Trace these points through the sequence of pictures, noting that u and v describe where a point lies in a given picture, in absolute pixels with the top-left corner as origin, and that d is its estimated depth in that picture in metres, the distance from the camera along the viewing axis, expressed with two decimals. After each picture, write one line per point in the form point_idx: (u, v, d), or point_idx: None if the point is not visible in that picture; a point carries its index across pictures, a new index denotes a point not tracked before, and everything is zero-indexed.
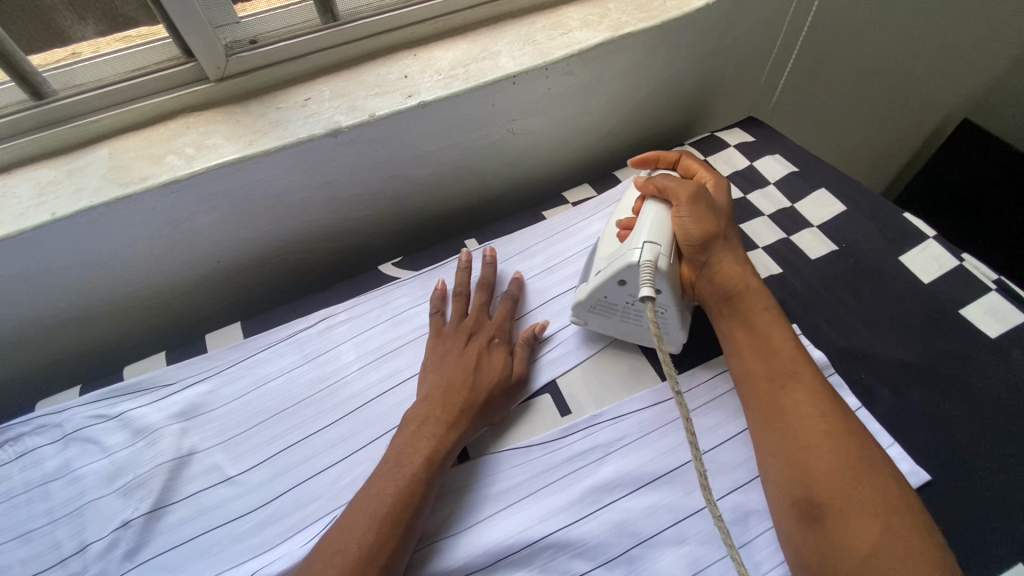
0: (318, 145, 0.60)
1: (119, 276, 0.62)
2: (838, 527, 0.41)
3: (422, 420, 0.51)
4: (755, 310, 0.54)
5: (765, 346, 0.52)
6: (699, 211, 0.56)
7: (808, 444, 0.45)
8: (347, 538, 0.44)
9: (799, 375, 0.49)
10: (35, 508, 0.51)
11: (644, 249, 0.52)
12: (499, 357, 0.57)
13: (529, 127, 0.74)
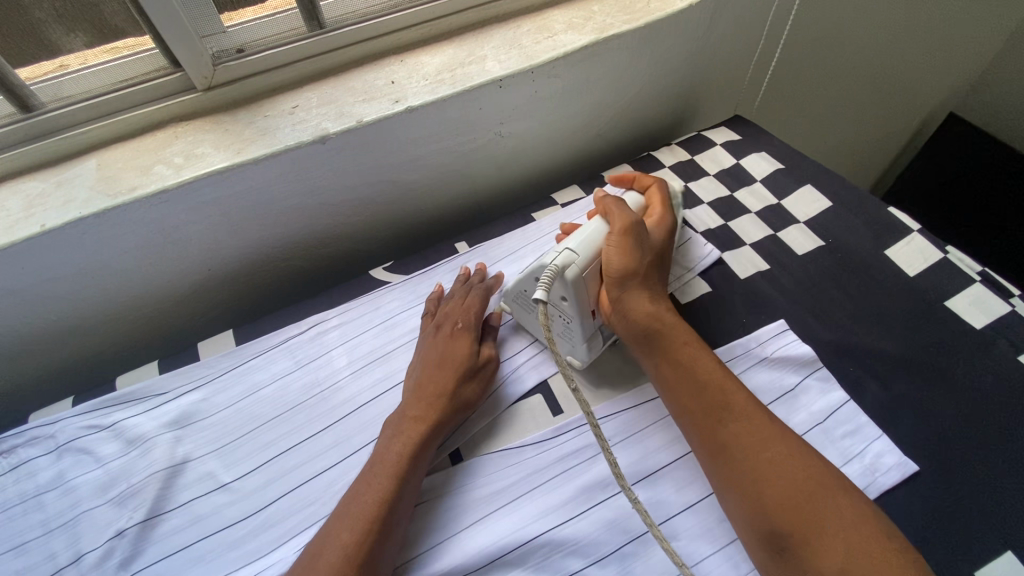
0: (306, 152, 0.61)
1: (110, 286, 0.62)
2: (807, 554, 0.41)
3: (397, 423, 0.52)
4: (682, 345, 0.53)
5: (693, 378, 0.51)
6: (633, 245, 0.55)
7: (754, 476, 0.45)
8: (319, 553, 0.44)
9: (731, 407, 0.49)
10: (29, 520, 0.52)
11: (560, 253, 0.53)
12: (469, 344, 0.57)
13: (516, 130, 0.74)
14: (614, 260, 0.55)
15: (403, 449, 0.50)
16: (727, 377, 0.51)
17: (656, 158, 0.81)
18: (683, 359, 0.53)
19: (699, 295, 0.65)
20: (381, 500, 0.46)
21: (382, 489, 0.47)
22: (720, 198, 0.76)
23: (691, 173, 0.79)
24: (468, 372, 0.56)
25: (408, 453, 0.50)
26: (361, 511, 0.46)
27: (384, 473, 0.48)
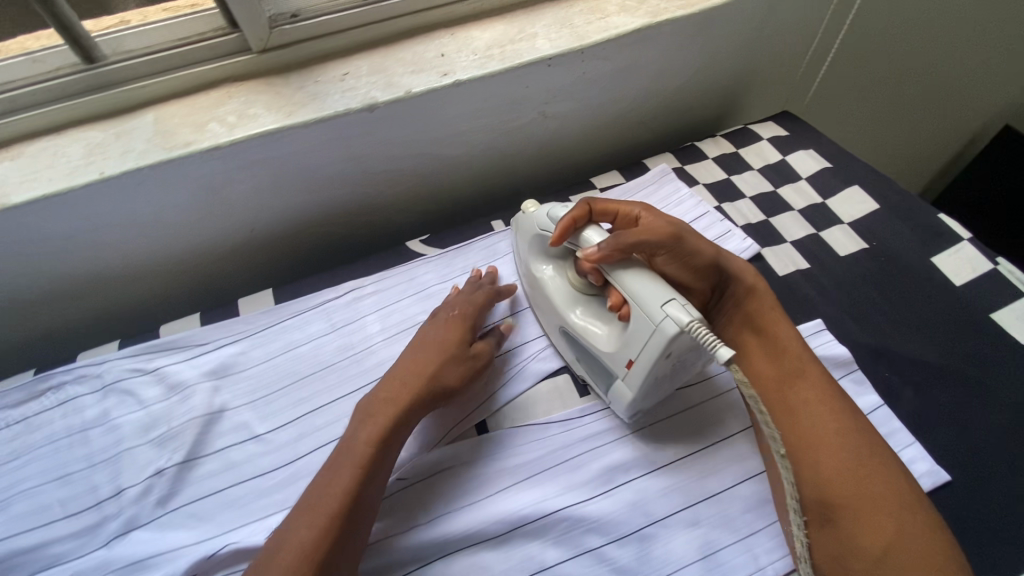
0: (354, 119, 0.62)
1: (158, 238, 0.64)
2: (851, 531, 0.44)
3: (367, 412, 0.49)
4: (765, 312, 0.56)
5: (774, 348, 0.55)
6: (693, 236, 0.55)
7: (820, 444, 0.47)
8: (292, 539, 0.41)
9: (806, 376, 0.52)
10: (74, 452, 0.54)
11: (671, 315, 0.43)
12: (462, 333, 0.56)
13: (560, 111, 0.74)
14: (691, 256, 0.54)
15: (380, 422, 0.48)
16: (804, 348, 0.54)
17: (699, 149, 0.80)
18: (765, 325, 0.56)
19: None
20: (362, 463, 0.45)
21: (363, 453, 0.45)
22: (763, 193, 0.74)
23: (734, 167, 0.77)
24: (460, 360, 0.54)
25: (387, 427, 0.47)
26: (342, 474, 0.44)
27: (350, 462, 0.45)
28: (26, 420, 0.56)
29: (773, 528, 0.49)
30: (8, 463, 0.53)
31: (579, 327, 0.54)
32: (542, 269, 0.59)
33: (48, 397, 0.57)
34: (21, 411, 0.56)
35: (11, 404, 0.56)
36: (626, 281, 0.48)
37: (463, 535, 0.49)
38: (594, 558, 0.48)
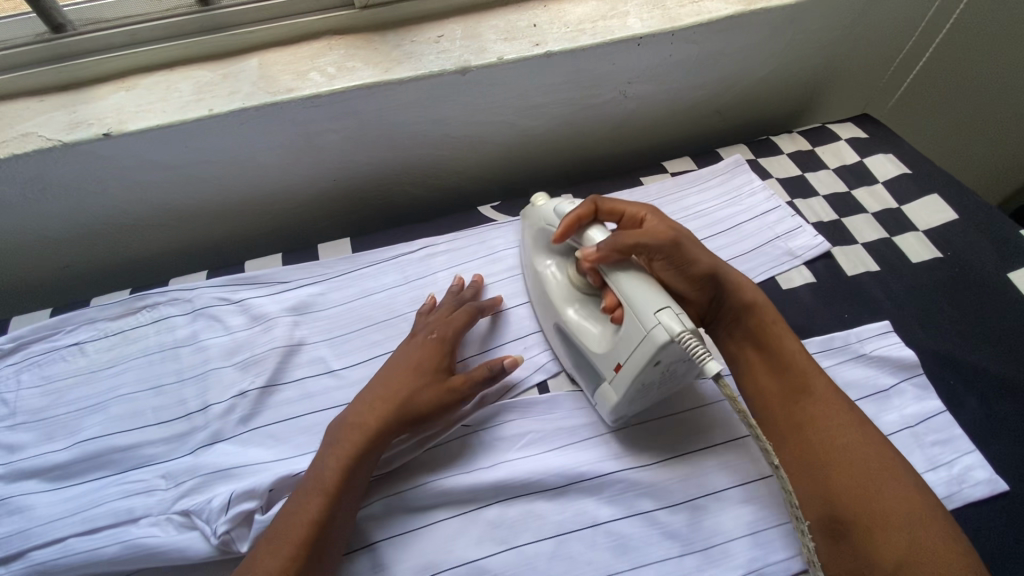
0: (446, 81, 0.64)
1: (250, 178, 0.67)
2: (865, 543, 0.43)
3: (336, 438, 0.48)
4: (767, 326, 0.55)
5: (776, 363, 0.53)
6: (693, 243, 0.54)
7: (826, 458, 0.47)
8: (278, 544, 0.43)
9: (812, 389, 0.51)
10: (165, 367, 0.58)
11: (663, 323, 0.43)
12: (434, 351, 0.54)
13: (641, 92, 0.75)
14: (688, 262, 0.53)
15: (357, 435, 0.48)
16: (809, 361, 0.53)
17: (774, 143, 0.80)
18: (766, 341, 0.54)
19: (800, 284, 0.65)
20: (346, 462, 0.46)
21: (347, 449, 0.47)
22: (837, 193, 0.74)
23: (809, 165, 0.77)
24: (431, 377, 0.52)
25: (359, 439, 0.48)
26: (330, 467, 0.46)
27: (319, 489, 0.45)
28: (123, 333, 0.60)
29: None
30: (106, 369, 0.58)
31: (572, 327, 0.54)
32: (545, 262, 0.59)
33: (143, 314, 0.61)
34: (119, 324, 0.61)
35: (110, 317, 0.61)
36: (623, 283, 0.47)
37: (525, 484, 0.51)
38: (647, 520, 0.50)
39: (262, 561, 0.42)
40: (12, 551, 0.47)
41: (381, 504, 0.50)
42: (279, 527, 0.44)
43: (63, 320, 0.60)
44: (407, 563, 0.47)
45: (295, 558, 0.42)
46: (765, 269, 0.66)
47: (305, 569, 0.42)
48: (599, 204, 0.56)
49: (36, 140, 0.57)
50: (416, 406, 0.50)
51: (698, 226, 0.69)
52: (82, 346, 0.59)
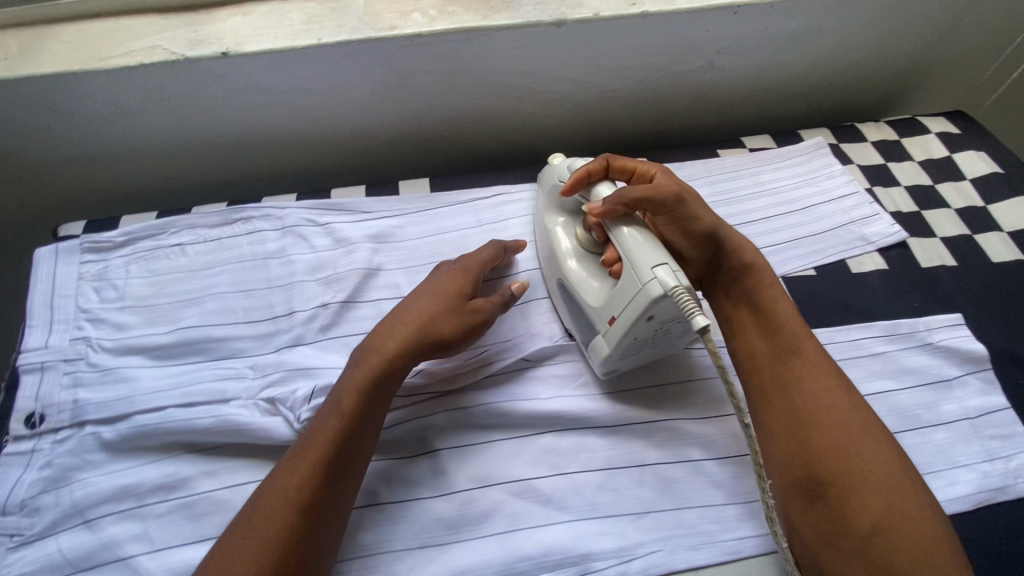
0: (541, 32, 0.65)
1: (343, 111, 0.71)
2: (842, 507, 0.43)
3: (356, 367, 0.49)
4: (764, 288, 0.55)
5: (770, 324, 0.54)
6: (698, 201, 0.55)
7: (810, 420, 0.47)
8: (294, 469, 0.44)
9: (801, 352, 0.51)
10: (256, 274, 0.63)
11: (658, 277, 0.44)
12: (461, 280, 0.54)
13: (728, 64, 0.74)
14: (692, 218, 0.54)
15: (374, 360, 0.49)
16: (800, 325, 0.53)
17: (858, 131, 0.78)
18: (763, 302, 0.55)
19: (871, 270, 0.65)
20: (358, 390, 0.48)
21: (361, 375, 0.48)
22: (919, 185, 0.72)
23: (893, 155, 0.76)
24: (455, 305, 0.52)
25: (385, 362, 0.49)
26: (342, 396, 0.47)
27: (337, 415, 0.47)
28: (220, 240, 0.65)
29: None
30: (204, 270, 0.63)
31: (574, 281, 0.55)
32: (554, 219, 0.59)
33: (238, 226, 0.66)
34: (217, 232, 0.66)
35: (209, 224, 0.66)
36: (627, 237, 0.48)
37: (579, 420, 0.54)
38: (693, 468, 0.52)
39: (282, 480, 0.44)
40: (119, 412, 0.52)
41: (444, 419, 0.54)
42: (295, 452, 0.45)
43: (169, 223, 0.66)
44: (465, 473, 0.51)
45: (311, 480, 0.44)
46: (836, 251, 0.66)
47: (320, 494, 0.44)
48: (611, 161, 0.56)
49: (162, 52, 0.62)
50: (437, 332, 0.51)
51: (772, 202, 0.70)
52: (184, 248, 0.65)
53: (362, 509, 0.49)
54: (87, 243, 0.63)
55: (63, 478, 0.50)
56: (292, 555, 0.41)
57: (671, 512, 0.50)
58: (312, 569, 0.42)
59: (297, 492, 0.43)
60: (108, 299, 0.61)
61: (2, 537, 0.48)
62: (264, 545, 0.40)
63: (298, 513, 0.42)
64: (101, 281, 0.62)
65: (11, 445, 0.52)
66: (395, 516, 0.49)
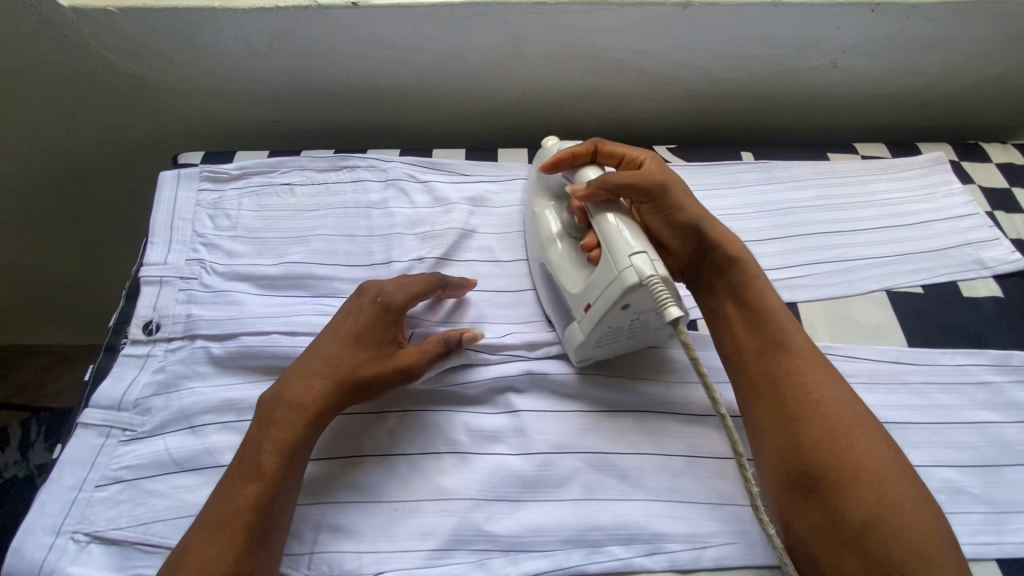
0: (666, 12, 0.64)
1: (453, 73, 0.72)
2: (834, 501, 0.42)
3: (270, 420, 0.47)
4: (750, 281, 0.53)
5: (756, 321, 0.51)
6: (682, 190, 0.54)
7: (800, 413, 0.45)
8: (212, 539, 0.41)
9: (791, 345, 0.49)
10: (358, 221, 0.65)
11: (636, 266, 0.45)
12: (374, 317, 0.52)
13: (851, 66, 0.71)
14: (674, 207, 0.53)
15: (293, 414, 0.47)
16: (788, 318, 0.51)
17: (982, 151, 0.74)
18: (749, 297, 0.52)
19: (984, 296, 0.61)
20: (283, 448, 0.45)
21: (285, 433, 0.46)
22: None
23: (1019, 179, 0.71)
24: (374, 348, 0.51)
25: (297, 419, 0.47)
26: (264, 455, 0.45)
27: (253, 475, 0.44)
28: (326, 185, 0.68)
29: (962, 517, 0.48)
30: (311, 211, 0.66)
31: (557, 265, 0.54)
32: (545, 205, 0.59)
33: (345, 173, 0.69)
34: (324, 176, 0.69)
35: (318, 168, 0.69)
36: (608, 224, 0.48)
37: (664, 405, 0.54)
38: None
39: (196, 557, 0.40)
40: (228, 331, 0.55)
41: (528, 382, 0.54)
42: (212, 519, 0.42)
43: (281, 162, 0.69)
44: (544, 436, 0.52)
45: (239, 548, 0.41)
46: (947, 272, 0.62)
47: (246, 555, 0.41)
48: (600, 145, 0.57)
49: None
50: (363, 372, 0.49)
51: (880, 213, 0.67)
52: (293, 188, 0.68)
53: (443, 454, 0.51)
54: (206, 172, 0.67)
55: (173, 383, 0.53)
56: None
57: (747, 507, 0.49)
58: None
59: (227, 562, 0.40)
60: (222, 227, 0.64)
61: (117, 429, 0.52)
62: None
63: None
64: (216, 210, 0.65)
65: (130, 347, 0.56)
66: (474, 467, 0.50)
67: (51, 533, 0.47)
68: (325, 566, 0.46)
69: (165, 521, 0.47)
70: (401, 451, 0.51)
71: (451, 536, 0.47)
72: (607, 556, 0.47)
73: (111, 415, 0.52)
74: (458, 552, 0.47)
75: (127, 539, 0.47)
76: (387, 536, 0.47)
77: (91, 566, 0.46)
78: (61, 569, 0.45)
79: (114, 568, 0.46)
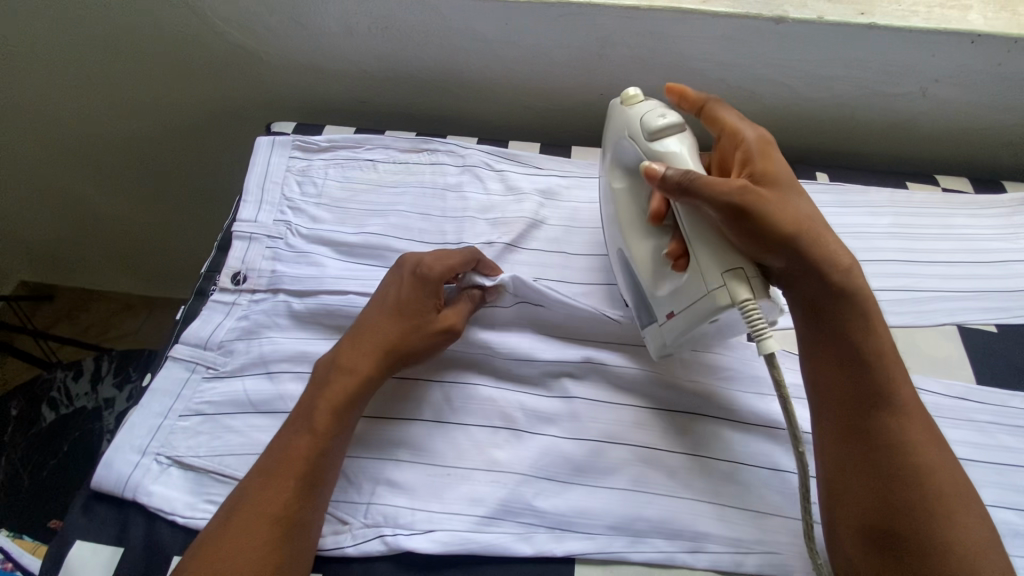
0: (757, 26, 0.64)
1: (538, 69, 0.74)
2: (918, 565, 0.41)
3: (320, 382, 0.50)
4: (859, 320, 0.46)
5: (857, 365, 0.45)
6: (787, 200, 0.46)
7: (895, 474, 0.43)
8: (262, 486, 0.44)
9: (896, 401, 0.44)
10: (433, 202, 0.68)
11: (728, 286, 0.44)
12: (417, 287, 0.53)
13: (942, 96, 0.70)
14: (774, 220, 0.44)
15: (346, 375, 0.50)
16: (896, 366, 0.45)
17: None
18: (854, 336, 0.46)
19: None
20: (335, 406, 0.48)
21: (338, 393, 0.48)
22: None
23: None
24: (419, 318, 0.53)
25: (352, 382, 0.49)
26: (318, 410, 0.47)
27: (307, 428, 0.47)
28: (407, 165, 0.71)
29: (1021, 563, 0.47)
30: (391, 187, 0.69)
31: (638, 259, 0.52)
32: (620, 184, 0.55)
33: (425, 156, 0.72)
34: (405, 156, 0.72)
35: (400, 148, 0.72)
36: (699, 232, 0.46)
37: (718, 412, 0.53)
38: None
39: (255, 495, 0.43)
40: (309, 289, 0.59)
41: (586, 371, 0.55)
42: (269, 469, 0.45)
43: (366, 139, 0.72)
44: (596, 425, 0.53)
45: (293, 492, 0.44)
46: None
47: (297, 501, 0.44)
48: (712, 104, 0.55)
49: None
50: (410, 341, 0.52)
51: (959, 247, 0.65)
52: (375, 164, 0.71)
53: (498, 429, 0.53)
54: (298, 141, 0.72)
55: (255, 331, 0.57)
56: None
57: (795, 521, 0.49)
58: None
59: (285, 508, 0.43)
60: (308, 193, 0.68)
61: (202, 366, 0.56)
62: (260, 563, 0.41)
63: (289, 532, 0.43)
64: (303, 177, 0.70)
65: (218, 294, 0.61)
66: (526, 445, 0.52)
67: (137, 452, 0.51)
68: (379, 518, 0.49)
69: (237, 455, 0.51)
70: (458, 421, 0.53)
71: (500, 506, 0.49)
72: (649, 547, 0.48)
73: (197, 353, 0.57)
74: (505, 522, 0.49)
75: (203, 466, 0.50)
76: (440, 498, 0.49)
77: (170, 487, 0.50)
78: (144, 485, 0.50)
79: (189, 491, 0.50)
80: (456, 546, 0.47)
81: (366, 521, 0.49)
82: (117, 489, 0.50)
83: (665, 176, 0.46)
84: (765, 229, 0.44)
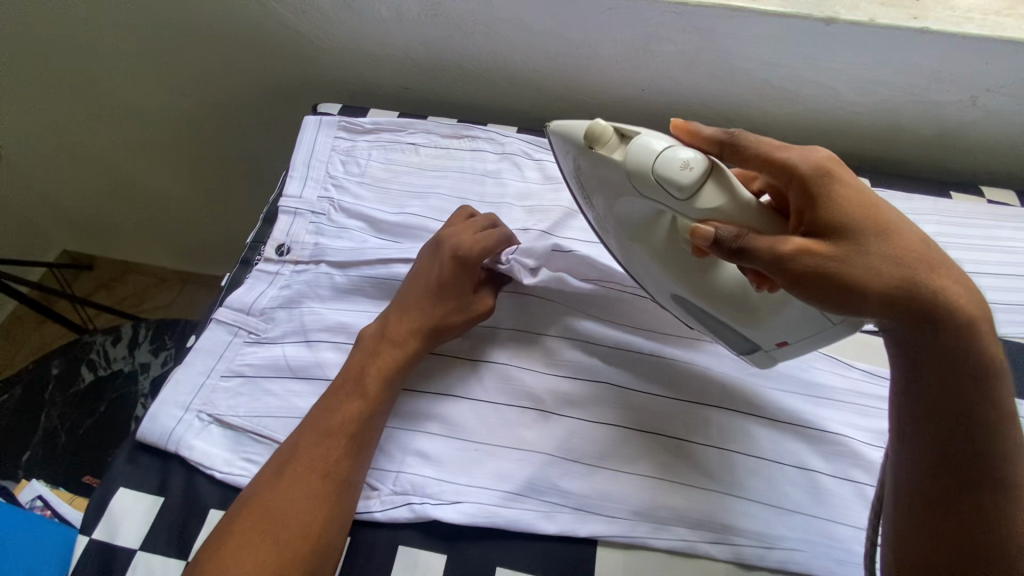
0: (806, 27, 0.64)
1: (581, 62, 0.75)
2: None
3: (370, 355, 0.53)
4: (972, 385, 0.38)
5: (953, 437, 0.39)
6: (870, 244, 0.38)
7: (972, 549, 0.38)
8: (304, 453, 0.47)
9: (996, 477, 0.38)
10: (472, 187, 0.69)
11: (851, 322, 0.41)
12: (449, 270, 0.56)
13: (993, 106, 0.68)
14: (859, 269, 0.37)
15: (391, 348, 0.53)
16: (1005, 438, 0.38)
17: None
18: (959, 403, 0.38)
19: None
20: (384, 373, 0.52)
21: (384, 364, 0.52)
22: None
23: None
24: (454, 299, 0.55)
25: (398, 355, 0.53)
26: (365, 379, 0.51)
27: (358, 394, 0.51)
28: (448, 150, 0.73)
29: None
30: (431, 171, 0.71)
31: (706, 301, 0.48)
32: (643, 232, 0.49)
33: (466, 142, 0.73)
34: (446, 142, 0.73)
35: (442, 133, 0.74)
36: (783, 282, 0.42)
37: (747, 407, 0.53)
38: (852, 488, 0.50)
39: (301, 456, 0.47)
40: (350, 264, 0.61)
41: (616, 358, 0.56)
42: (320, 427, 0.49)
43: (409, 123, 0.74)
44: (623, 413, 0.53)
45: (342, 452, 0.48)
46: None
47: (344, 456, 0.48)
48: (739, 139, 0.44)
49: None
50: (448, 320, 0.55)
51: (1004, 260, 0.64)
52: (417, 148, 0.73)
53: (527, 409, 0.54)
54: (344, 122, 0.74)
55: (296, 301, 0.59)
56: (326, 535, 0.45)
57: (821, 520, 0.49)
58: (339, 527, 0.46)
59: (335, 465, 0.47)
60: (351, 172, 0.70)
61: (244, 331, 0.58)
62: (307, 517, 0.45)
63: (337, 490, 0.47)
64: (347, 157, 0.72)
65: (263, 264, 0.63)
66: (553, 426, 0.53)
67: (181, 408, 0.54)
68: (408, 486, 0.50)
69: (275, 417, 0.53)
70: (488, 399, 0.54)
71: (526, 484, 0.50)
72: (671, 534, 0.48)
73: (240, 318, 0.59)
74: (531, 500, 0.49)
75: (242, 425, 0.52)
76: (467, 472, 0.50)
77: (210, 443, 0.52)
78: (186, 440, 0.52)
79: (228, 448, 0.52)
80: (482, 519, 0.48)
81: (394, 489, 0.50)
82: (160, 441, 0.52)
83: (715, 237, 0.41)
84: (841, 288, 0.37)
